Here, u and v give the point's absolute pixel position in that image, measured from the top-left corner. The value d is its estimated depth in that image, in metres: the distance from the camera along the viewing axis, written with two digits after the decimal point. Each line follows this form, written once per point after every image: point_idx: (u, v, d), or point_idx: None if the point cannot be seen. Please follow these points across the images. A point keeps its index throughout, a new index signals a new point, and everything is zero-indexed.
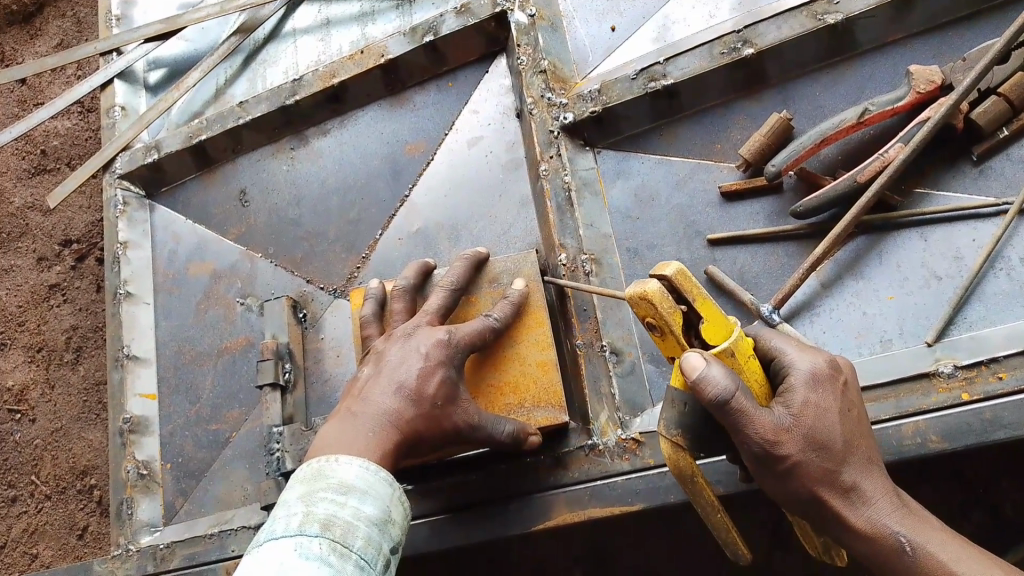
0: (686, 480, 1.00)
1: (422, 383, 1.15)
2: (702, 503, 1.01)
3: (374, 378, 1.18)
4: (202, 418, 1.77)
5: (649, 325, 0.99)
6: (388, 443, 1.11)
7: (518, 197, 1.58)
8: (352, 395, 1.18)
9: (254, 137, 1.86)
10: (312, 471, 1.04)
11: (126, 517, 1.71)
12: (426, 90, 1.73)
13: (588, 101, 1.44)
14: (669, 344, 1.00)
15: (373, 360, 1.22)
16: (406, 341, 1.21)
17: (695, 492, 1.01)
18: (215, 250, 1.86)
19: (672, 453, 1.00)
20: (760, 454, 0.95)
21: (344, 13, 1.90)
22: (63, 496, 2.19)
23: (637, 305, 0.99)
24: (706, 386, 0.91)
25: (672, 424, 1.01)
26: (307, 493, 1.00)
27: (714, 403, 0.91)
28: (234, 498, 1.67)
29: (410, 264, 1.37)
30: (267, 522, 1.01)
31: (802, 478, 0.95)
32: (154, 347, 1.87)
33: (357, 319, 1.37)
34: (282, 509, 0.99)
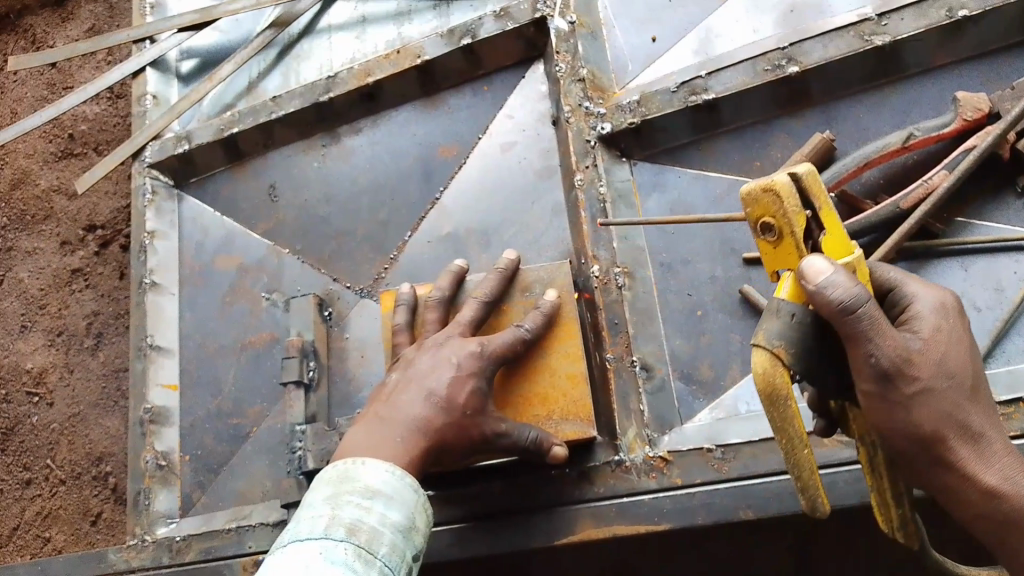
0: (782, 401, 0.84)
1: (454, 391, 1.15)
2: (785, 435, 0.86)
3: (406, 383, 1.17)
4: (224, 412, 1.78)
5: (762, 229, 0.89)
6: (416, 449, 1.11)
7: (551, 205, 1.57)
8: (381, 395, 1.19)
9: (285, 132, 1.85)
10: (338, 474, 1.03)
11: (144, 507, 1.73)
12: (461, 92, 1.71)
13: (627, 112, 1.43)
14: (780, 255, 0.89)
15: (403, 364, 1.22)
16: (437, 348, 1.20)
17: (782, 420, 0.85)
18: (242, 244, 1.89)
19: (765, 365, 0.85)
20: (884, 374, 0.86)
21: (380, 11, 1.89)
22: (78, 482, 2.18)
23: (755, 204, 0.88)
24: (830, 286, 0.83)
25: (773, 335, 0.86)
26: (333, 496, 0.99)
27: (840, 305, 0.82)
28: (253, 494, 1.68)
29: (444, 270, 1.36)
30: (291, 521, 0.99)
31: (928, 410, 0.88)
32: (178, 338, 1.88)
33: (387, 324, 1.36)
34: (307, 510, 0.98)
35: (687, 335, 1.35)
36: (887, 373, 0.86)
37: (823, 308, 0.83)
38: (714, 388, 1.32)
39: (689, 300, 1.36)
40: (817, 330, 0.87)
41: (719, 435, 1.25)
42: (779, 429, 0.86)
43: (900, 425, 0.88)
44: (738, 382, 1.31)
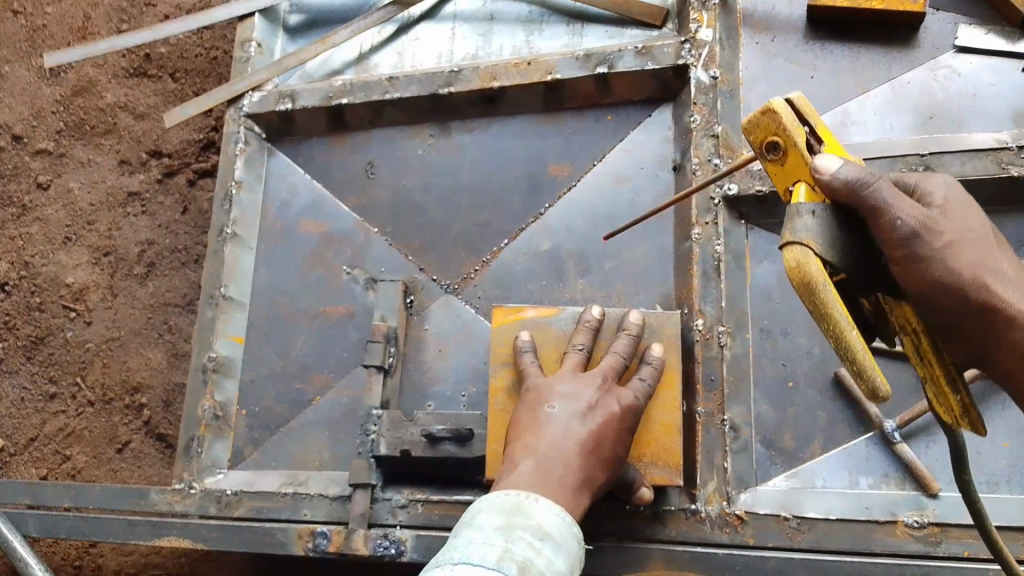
0: (817, 283, 0.87)
1: (610, 446, 1.18)
2: (829, 318, 0.87)
3: (559, 434, 1.16)
4: (288, 375, 1.81)
5: (767, 149, 0.99)
6: (577, 493, 1.13)
7: (657, 248, 1.61)
8: (522, 440, 1.17)
9: (395, 114, 1.86)
10: (512, 506, 1.05)
11: (195, 454, 1.75)
12: (582, 115, 1.74)
13: (756, 179, 1.49)
14: (791, 171, 0.98)
15: (535, 405, 1.21)
16: (582, 399, 1.19)
17: (822, 304, 0.87)
18: (331, 213, 1.89)
19: (794, 254, 0.90)
20: (912, 235, 0.89)
21: (509, 13, 1.89)
22: (108, 407, 2.19)
23: (757, 126, 0.99)
24: (839, 168, 0.89)
25: (801, 232, 0.91)
26: (506, 529, 1.02)
27: (850, 178, 0.88)
28: (310, 462, 1.73)
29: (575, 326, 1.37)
30: (460, 539, 1.02)
31: (960, 258, 0.91)
32: (249, 292, 1.89)
33: (506, 359, 1.38)
34: (479, 534, 1.00)
35: (775, 402, 1.44)
36: (915, 230, 0.89)
37: (836, 188, 0.89)
38: (792, 457, 1.41)
39: (783, 369, 1.45)
40: (839, 223, 0.92)
41: (795, 503, 1.36)
42: (823, 317, 0.87)
43: (936, 277, 0.89)
44: (818, 456, 1.41)
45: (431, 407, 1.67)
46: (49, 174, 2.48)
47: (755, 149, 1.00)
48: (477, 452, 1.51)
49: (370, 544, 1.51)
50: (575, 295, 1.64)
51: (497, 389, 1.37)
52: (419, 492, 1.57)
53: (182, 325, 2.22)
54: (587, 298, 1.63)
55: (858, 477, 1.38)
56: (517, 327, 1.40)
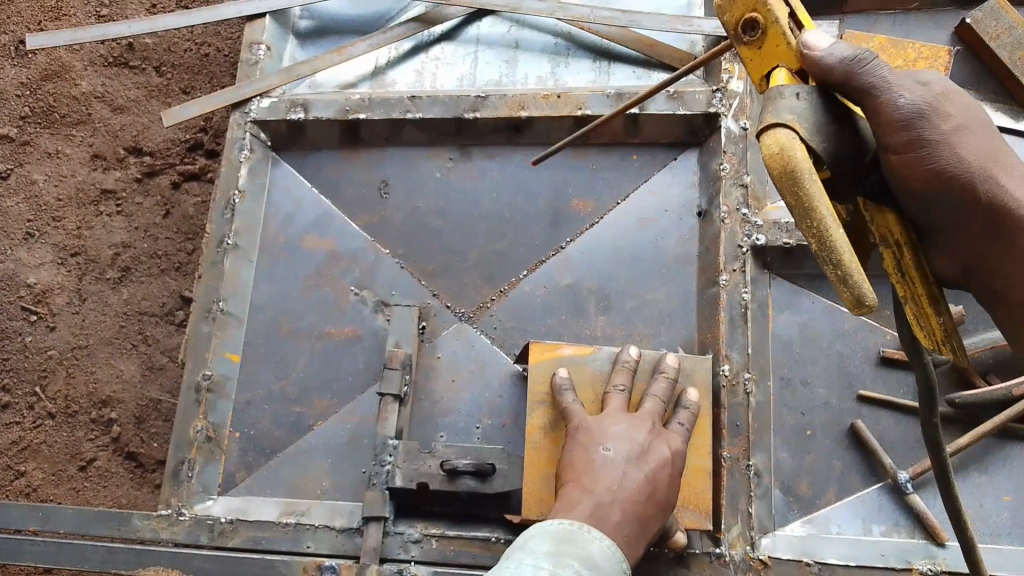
0: (802, 174, 0.76)
1: (662, 492, 1.18)
2: (813, 214, 0.76)
3: (615, 479, 1.15)
4: (287, 398, 1.74)
5: (744, 28, 0.90)
6: (635, 542, 1.14)
7: (681, 290, 1.63)
8: (577, 484, 1.17)
9: (414, 134, 1.84)
10: (562, 533, 1.07)
11: (185, 478, 1.66)
12: (607, 152, 1.76)
13: (783, 231, 1.54)
14: (768, 55, 0.90)
15: (588, 447, 1.21)
16: (634, 442, 1.20)
17: (806, 198, 0.76)
18: (339, 230, 1.83)
19: (777, 140, 0.78)
20: (903, 124, 0.84)
21: (535, 43, 1.91)
22: (71, 420, 2.05)
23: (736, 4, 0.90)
24: (829, 46, 0.82)
25: (783, 113, 0.81)
26: (555, 554, 1.03)
27: (845, 55, 0.82)
28: (309, 490, 1.65)
29: (616, 365, 1.37)
30: (510, 561, 1.03)
31: (968, 148, 0.87)
32: (247, 307, 1.80)
33: (544, 398, 1.38)
34: (529, 557, 1.02)
35: (793, 451, 1.47)
36: (920, 111, 0.84)
37: (829, 66, 0.82)
38: (809, 505, 1.44)
39: (801, 418, 1.49)
40: (827, 107, 0.83)
41: (812, 549, 1.39)
42: (805, 214, 0.77)
43: (945, 164, 0.85)
44: (833, 503, 1.44)
45: (442, 438, 1.62)
46: (8, 163, 2.31)
47: (728, 30, 0.92)
48: (497, 489, 1.49)
49: None
50: (595, 333, 1.63)
51: (535, 426, 1.37)
52: (433, 527, 1.53)
53: (158, 336, 2.10)
54: (607, 336, 1.63)
55: (871, 525, 1.42)
56: (554, 364, 1.41)
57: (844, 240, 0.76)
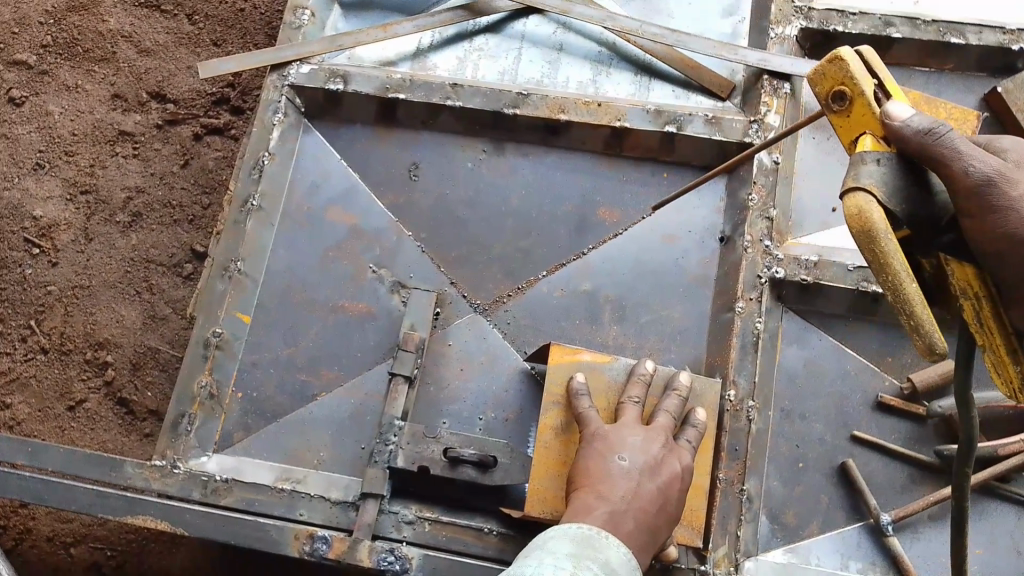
0: (879, 234, 0.84)
1: (672, 505, 1.25)
2: (888, 270, 0.84)
3: (630, 488, 1.21)
4: (294, 365, 1.74)
5: (832, 100, 0.96)
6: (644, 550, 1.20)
7: (695, 311, 1.67)
8: (593, 491, 1.22)
9: (450, 121, 1.86)
10: (581, 538, 1.11)
11: (183, 432, 1.67)
12: (639, 166, 1.79)
13: (802, 268, 1.59)
14: (855, 124, 0.94)
15: (604, 455, 1.26)
16: (650, 454, 1.26)
17: (881, 256, 0.84)
18: (364, 206, 1.84)
19: (857, 203, 0.86)
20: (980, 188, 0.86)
21: (579, 48, 1.92)
22: (64, 359, 2.03)
23: (824, 77, 0.96)
24: (908, 116, 0.88)
25: (862, 178, 0.88)
26: (576, 557, 1.06)
27: (923, 126, 0.87)
28: (307, 459, 1.66)
29: (632, 377, 1.41)
30: (532, 558, 1.07)
31: None
32: (264, 269, 1.81)
33: (560, 401, 1.43)
34: (551, 556, 1.05)
35: (785, 481, 1.53)
36: (990, 179, 0.86)
37: (907, 136, 0.87)
38: (793, 534, 1.50)
39: (796, 450, 1.55)
40: (903, 171, 0.90)
41: None
42: (881, 269, 0.85)
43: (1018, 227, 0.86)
44: (816, 536, 1.50)
45: (445, 425, 1.64)
46: (26, 91, 2.27)
47: (819, 99, 0.97)
48: (496, 481, 1.52)
49: (374, 557, 1.48)
50: (607, 342, 1.67)
51: (548, 427, 1.42)
52: (428, 510, 1.56)
53: (163, 285, 2.08)
54: (619, 345, 1.67)
55: (848, 562, 1.48)
56: (572, 368, 1.46)
57: (917, 294, 0.84)
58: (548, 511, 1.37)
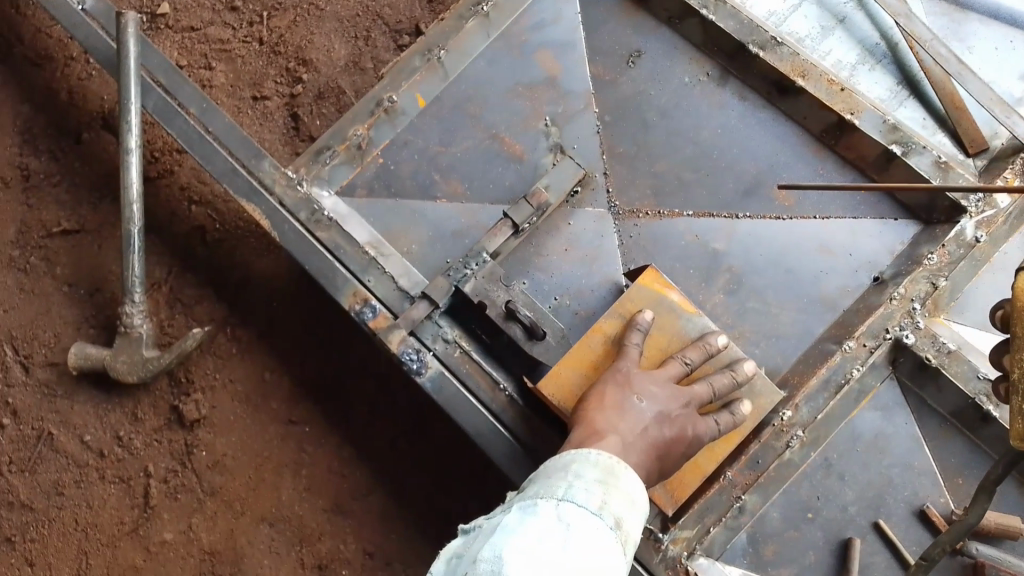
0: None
1: (668, 459, 1.24)
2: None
3: (638, 425, 1.19)
4: (435, 162, 1.83)
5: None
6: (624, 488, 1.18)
7: (802, 328, 1.59)
8: (602, 417, 1.20)
9: (693, 29, 1.81)
10: (609, 467, 1.06)
11: (323, 162, 1.82)
12: (841, 170, 1.69)
13: (935, 348, 1.45)
14: None
15: (625, 392, 1.24)
16: (669, 410, 1.24)
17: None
18: (572, 64, 1.86)
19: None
20: None
21: (862, 29, 1.80)
22: (270, 57, 2.23)
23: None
24: None
25: None
26: (606, 485, 1.02)
27: None
28: (401, 241, 1.78)
29: (697, 342, 1.37)
30: (559, 478, 1.03)
31: None
32: (460, 70, 1.87)
33: (618, 329, 1.43)
34: (580, 480, 1.01)
35: (786, 515, 1.44)
36: None
37: None
38: (761, 565, 1.42)
39: (812, 501, 1.45)
40: None
41: None
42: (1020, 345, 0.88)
43: None
44: None
45: (523, 284, 1.69)
46: None
47: None
48: (533, 353, 1.55)
49: (400, 348, 1.58)
50: (706, 303, 1.63)
51: (596, 340, 1.43)
52: (465, 342, 1.62)
53: (378, 43, 2.22)
54: (714, 313, 1.63)
55: None
56: (653, 300, 1.45)
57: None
58: (558, 397, 1.40)
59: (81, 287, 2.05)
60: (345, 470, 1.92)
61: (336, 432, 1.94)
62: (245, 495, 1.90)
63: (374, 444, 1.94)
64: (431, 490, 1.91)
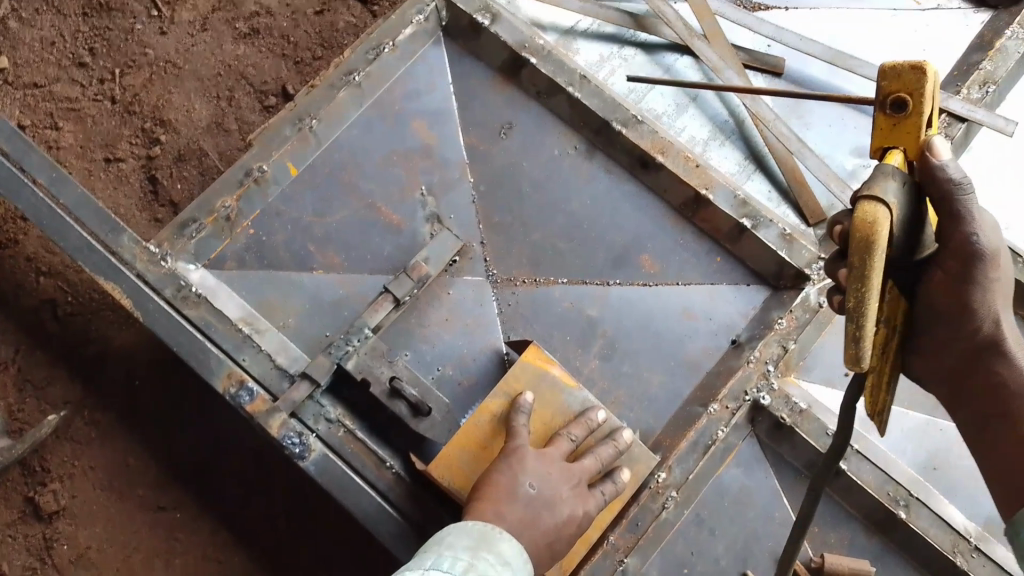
0: (879, 248, 0.76)
1: (558, 544, 1.27)
2: (865, 283, 0.75)
3: (529, 515, 1.24)
4: (310, 233, 1.80)
5: (888, 104, 0.87)
6: None
7: (671, 391, 1.69)
8: (493, 505, 1.23)
9: (561, 105, 1.89)
10: (482, 531, 1.12)
11: (186, 236, 1.73)
12: (699, 241, 1.80)
13: (788, 408, 1.60)
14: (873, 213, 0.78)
15: (516, 476, 1.28)
16: (556, 491, 1.29)
17: (867, 267, 0.75)
18: (446, 135, 1.89)
19: (874, 213, 0.77)
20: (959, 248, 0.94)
21: (711, 107, 1.97)
22: (123, 116, 2.11)
23: (895, 77, 0.86)
24: (949, 158, 0.88)
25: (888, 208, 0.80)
26: (473, 551, 1.07)
27: (957, 175, 0.89)
28: (276, 315, 1.73)
29: (580, 418, 1.44)
30: (433, 549, 1.08)
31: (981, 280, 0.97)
32: (332, 138, 1.86)
33: (503, 408, 1.46)
34: (450, 549, 1.07)
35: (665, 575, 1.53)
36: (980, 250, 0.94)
37: (941, 179, 0.89)
38: None
39: (688, 557, 1.54)
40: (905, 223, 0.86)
41: None
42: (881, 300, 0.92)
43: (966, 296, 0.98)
44: None
45: (405, 356, 1.69)
46: None
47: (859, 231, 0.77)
48: (419, 429, 1.56)
49: (282, 431, 1.55)
50: (583, 369, 1.71)
51: (482, 418, 1.45)
52: (349, 420, 1.61)
53: (242, 103, 2.15)
54: (591, 378, 1.70)
55: None
56: (538, 375, 1.49)
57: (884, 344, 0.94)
58: (447, 477, 1.42)
59: None
60: (221, 556, 1.82)
61: (209, 517, 1.84)
62: None
63: (250, 526, 1.84)
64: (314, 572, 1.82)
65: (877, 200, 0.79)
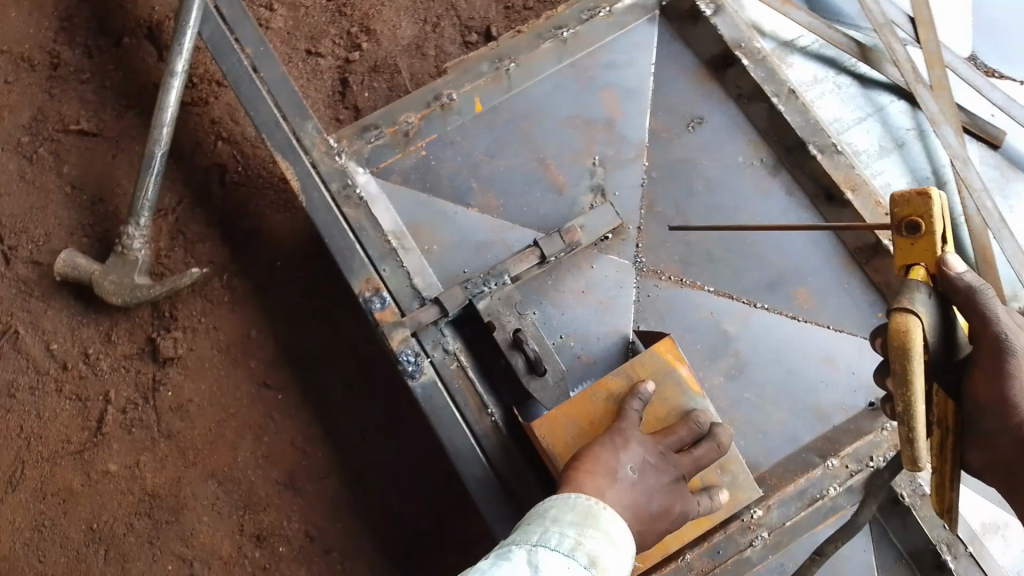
0: (914, 354, 0.84)
1: (647, 536, 1.23)
2: (908, 386, 0.84)
3: (628, 498, 1.20)
4: (477, 169, 1.81)
5: (903, 227, 0.98)
6: None
7: (788, 432, 1.62)
8: (595, 478, 1.20)
9: (759, 114, 1.83)
10: (587, 508, 1.10)
11: (367, 139, 1.79)
12: (863, 290, 1.71)
13: (910, 487, 1.50)
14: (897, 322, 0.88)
15: (617, 458, 1.25)
16: (658, 483, 1.25)
17: (907, 372, 0.84)
18: (633, 112, 1.86)
19: (908, 322, 0.87)
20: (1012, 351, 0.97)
21: (915, 159, 1.87)
22: (334, 16, 2.19)
23: (906, 203, 0.97)
24: (966, 271, 0.94)
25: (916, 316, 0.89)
26: (580, 527, 1.06)
27: (975, 284, 0.94)
28: (424, 240, 1.75)
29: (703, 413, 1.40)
30: (537, 523, 1.07)
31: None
32: (523, 86, 1.86)
33: (619, 391, 1.43)
34: (555, 525, 1.05)
35: None
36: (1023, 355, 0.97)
37: (961, 288, 0.95)
38: None
39: None
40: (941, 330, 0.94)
41: None
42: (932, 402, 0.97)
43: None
44: None
45: (534, 314, 1.68)
46: None
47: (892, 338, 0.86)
48: (530, 388, 1.54)
49: (401, 347, 1.57)
50: (705, 380, 1.65)
51: (597, 394, 1.43)
52: (464, 357, 1.61)
53: (444, 33, 2.20)
54: (710, 393, 1.64)
55: None
56: (664, 368, 1.46)
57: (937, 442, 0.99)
58: (548, 439, 1.40)
59: (85, 193, 2.02)
60: (307, 447, 1.90)
61: (308, 407, 1.93)
62: (202, 446, 1.88)
63: (342, 425, 1.92)
64: (388, 489, 1.89)
65: (902, 310, 0.89)
